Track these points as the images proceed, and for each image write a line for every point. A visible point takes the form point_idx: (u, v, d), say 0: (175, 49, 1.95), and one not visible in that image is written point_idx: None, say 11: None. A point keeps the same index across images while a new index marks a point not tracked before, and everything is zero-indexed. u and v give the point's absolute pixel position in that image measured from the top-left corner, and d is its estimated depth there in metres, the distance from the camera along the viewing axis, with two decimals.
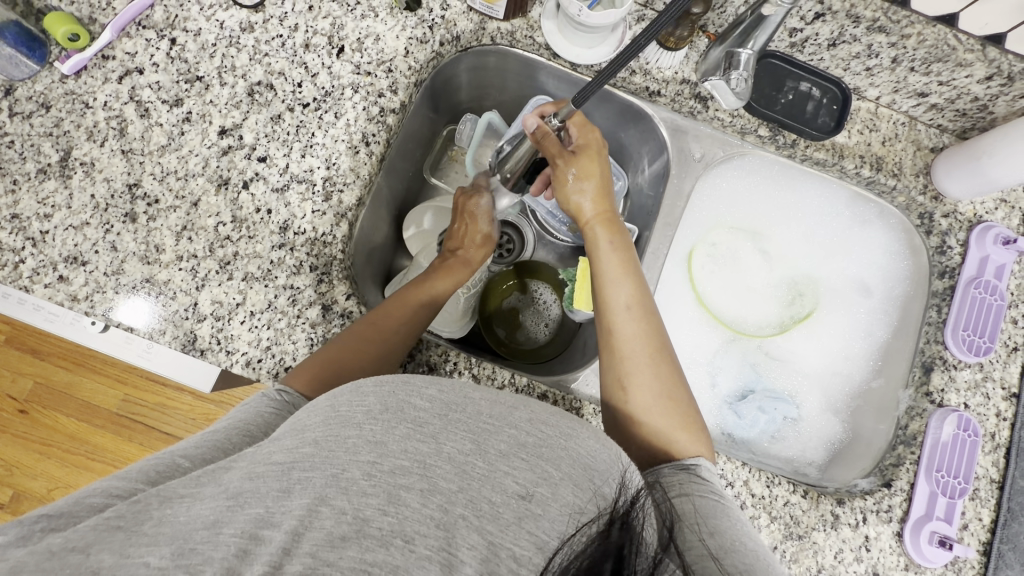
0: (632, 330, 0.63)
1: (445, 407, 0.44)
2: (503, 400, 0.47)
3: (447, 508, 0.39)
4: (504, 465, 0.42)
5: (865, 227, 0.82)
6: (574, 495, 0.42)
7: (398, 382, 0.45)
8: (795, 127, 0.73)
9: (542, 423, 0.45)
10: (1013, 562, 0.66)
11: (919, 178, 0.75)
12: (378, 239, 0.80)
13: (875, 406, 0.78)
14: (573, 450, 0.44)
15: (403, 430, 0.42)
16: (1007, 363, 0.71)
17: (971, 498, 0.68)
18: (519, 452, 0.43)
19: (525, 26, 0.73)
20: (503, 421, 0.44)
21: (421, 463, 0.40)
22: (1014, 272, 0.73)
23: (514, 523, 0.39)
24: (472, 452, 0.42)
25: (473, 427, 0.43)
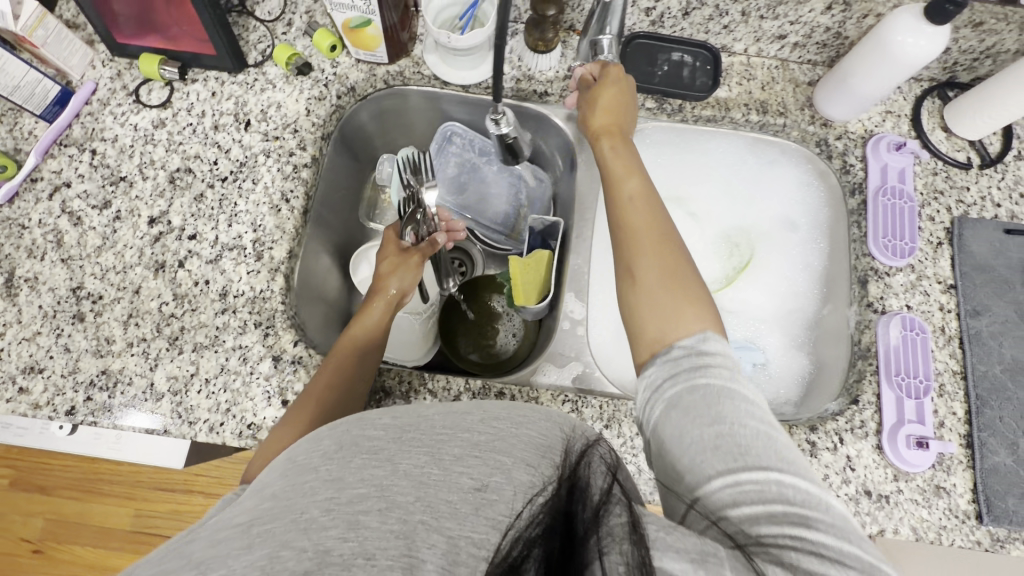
0: (642, 216, 0.59)
1: (399, 430, 0.42)
2: (455, 408, 0.44)
3: (404, 519, 0.35)
4: (457, 467, 0.39)
5: (774, 167, 0.85)
6: (527, 474, 0.38)
7: (352, 420, 0.44)
8: (677, 93, 0.78)
9: (493, 418, 0.42)
10: (998, 448, 0.67)
11: (805, 111, 0.79)
12: (329, 289, 0.83)
13: (830, 331, 0.80)
14: (530, 437, 0.41)
15: (358, 462, 0.39)
16: (937, 258, 0.74)
17: (940, 395, 0.69)
18: (474, 449, 0.40)
19: (411, 64, 0.79)
20: (456, 427, 0.42)
21: (377, 487, 0.37)
22: (916, 173, 0.77)
23: (472, 514, 0.36)
24: (427, 462, 0.39)
25: (427, 441, 0.41)
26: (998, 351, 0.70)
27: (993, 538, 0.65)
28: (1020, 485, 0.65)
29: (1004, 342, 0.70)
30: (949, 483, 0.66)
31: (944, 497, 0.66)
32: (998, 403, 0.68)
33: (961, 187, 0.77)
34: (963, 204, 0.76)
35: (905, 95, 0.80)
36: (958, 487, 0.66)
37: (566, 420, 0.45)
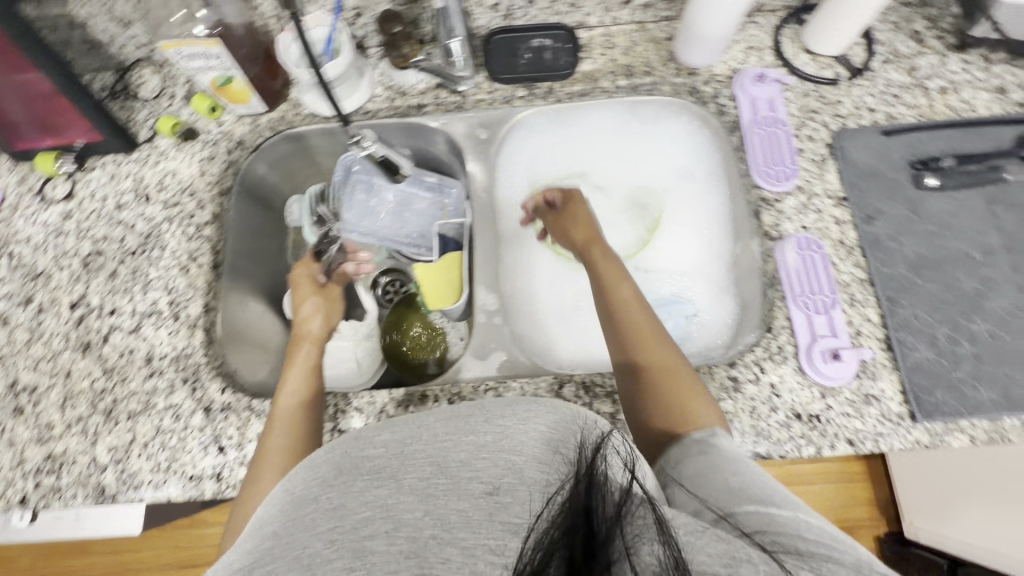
0: (642, 316, 0.66)
1: (400, 444, 0.46)
2: (456, 413, 0.48)
3: (415, 535, 0.39)
4: (466, 471, 0.42)
5: (659, 123, 0.86)
6: (540, 471, 0.41)
7: (350, 440, 0.48)
8: (542, 76, 0.82)
9: (498, 417, 0.45)
10: (917, 344, 0.67)
11: (669, 66, 0.82)
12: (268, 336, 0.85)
13: (744, 268, 0.80)
14: (536, 435, 0.44)
15: (361, 483, 0.43)
16: (823, 175, 0.75)
17: (851, 305, 0.69)
18: (481, 452, 0.43)
19: (290, 107, 0.83)
20: (459, 433, 0.45)
21: (383, 507, 0.41)
22: (786, 99, 0.78)
23: (486, 519, 0.38)
24: (432, 473, 0.42)
25: (431, 451, 0.44)
26: (899, 250, 0.70)
27: (931, 434, 0.64)
28: (945, 376, 0.65)
29: (903, 240, 0.70)
30: (878, 389, 0.66)
31: (874, 404, 0.66)
32: (908, 300, 0.68)
33: (834, 102, 0.78)
34: (839, 118, 0.77)
35: (763, 28, 0.82)
36: (888, 392, 0.66)
37: (573, 411, 0.47)
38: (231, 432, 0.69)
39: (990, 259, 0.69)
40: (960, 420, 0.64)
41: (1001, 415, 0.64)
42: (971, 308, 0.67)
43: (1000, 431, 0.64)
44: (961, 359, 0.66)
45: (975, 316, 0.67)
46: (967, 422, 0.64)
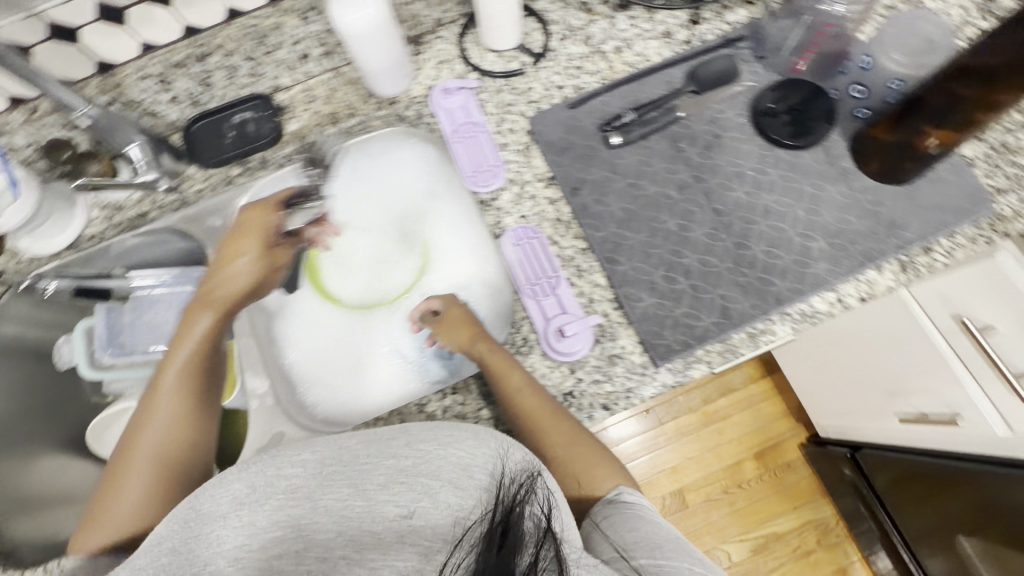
0: (543, 406, 0.63)
1: (318, 467, 0.52)
2: (384, 434, 0.55)
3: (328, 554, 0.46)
4: (384, 495, 0.49)
5: (391, 153, 0.86)
6: (455, 496, 0.48)
7: (261, 465, 0.53)
8: (249, 149, 0.82)
9: (420, 441, 0.53)
10: (641, 294, 0.70)
11: (370, 101, 0.84)
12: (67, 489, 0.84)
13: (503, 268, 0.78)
14: (453, 457, 0.51)
15: (275, 502, 0.50)
16: (529, 162, 0.78)
17: (579, 276, 0.72)
18: (399, 475, 0.50)
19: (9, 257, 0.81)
20: (383, 455, 0.52)
21: (297, 528, 0.49)
22: (482, 101, 0.81)
23: (397, 541, 0.46)
24: (349, 494, 0.50)
25: (350, 475, 0.51)
26: (608, 212, 0.74)
27: (674, 373, 0.67)
28: (670, 315, 0.68)
29: (608, 201, 0.74)
30: (619, 347, 0.68)
31: (619, 363, 0.68)
32: (624, 256, 0.72)
33: (525, 90, 0.82)
34: (532, 104, 0.81)
35: (448, 39, 0.85)
36: (628, 347, 0.68)
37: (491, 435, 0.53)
38: None
39: (684, 194, 0.73)
40: (694, 351, 0.67)
41: (727, 334, 0.67)
42: (678, 244, 0.71)
43: (732, 349, 0.67)
44: (681, 295, 0.69)
45: (683, 250, 0.71)
46: (702, 350, 0.67)
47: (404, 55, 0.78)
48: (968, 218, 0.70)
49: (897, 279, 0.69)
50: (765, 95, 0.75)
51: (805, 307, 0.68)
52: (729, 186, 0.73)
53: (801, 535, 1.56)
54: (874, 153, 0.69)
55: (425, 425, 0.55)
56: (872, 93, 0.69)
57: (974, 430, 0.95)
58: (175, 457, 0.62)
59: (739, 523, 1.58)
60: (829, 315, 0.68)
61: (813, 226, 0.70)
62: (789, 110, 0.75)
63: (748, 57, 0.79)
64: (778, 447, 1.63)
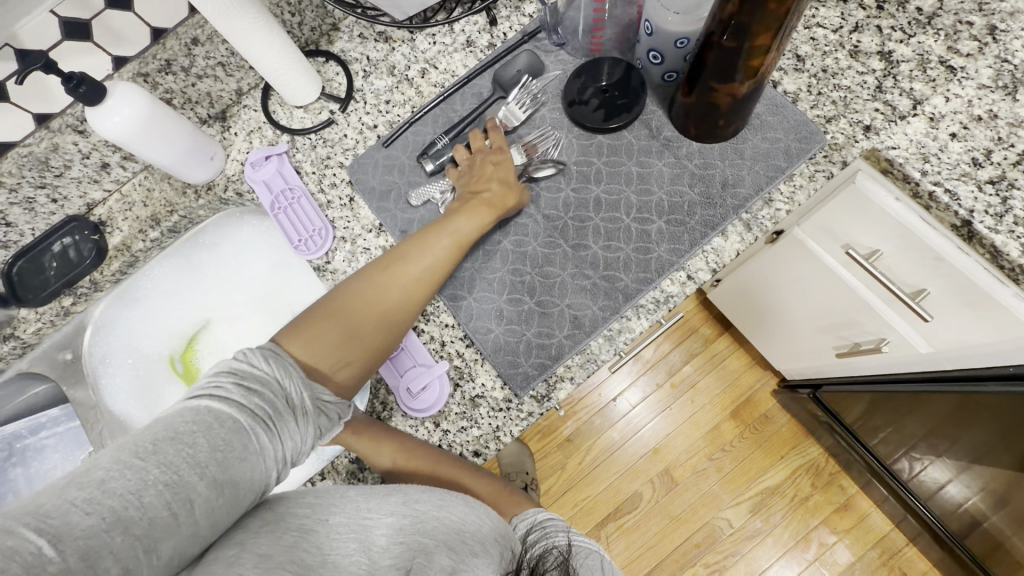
0: (427, 454, 0.61)
1: (326, 511, 0.47)
2: (376, 490, 0.51)
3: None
4: (386, 554, 0.45)
5: (228, 238, 0.84)
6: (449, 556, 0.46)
7: (279, 501, 0.47)
8: (75, 277, 0.76)
9: (415, 500, 0.51)
10: (491, 324, 0.66)
11: (188, 192, 0.78)
12: None
13: None
14: (447, 521, 0.50)
15: (292, 537, 0.43)
16: (356, 214, 0.74)
17: (427, 322, 0.68)
18: (400, 536, 0.47)
19: None
20: (383, 513, 0.49)
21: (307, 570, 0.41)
22: (298, 163, 0.77)
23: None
24: (357, 549, 0.45)
25: (352, 525, 0.47)
26: None
27: (539, 400, 0.64)
28: (522, 340, 0.65)
29: None
30: (479, 386, 0.65)
31: (482, 403, 0.65)
32: (466, 289, 0.67)
33: (338, 139, 0.77)
34: (349, 151, 0.77)
35: (254, 106, 0.79)
36: (488, 384, 0.65)
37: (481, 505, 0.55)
38: None
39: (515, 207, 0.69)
40: (554, 371, 0.64)
41: (583, 344, 0.64)
42: (517, 262, 0.67)
43: (592, 358, 0.64)
44: (530, 315, 0.65)
45: (524, 267, 0.67)
46: (563, 368, 0.64)
47: (198, 134, 0.73)
48: (800, 156, 0.68)
49: (744, 239, 0.66)
50: (572, 83, 0.71)
51: (657, 293, 0.65)
52: (557, 188, 0.69)
53: (794, 483, 1.49)
54: (688, 117, 0.66)
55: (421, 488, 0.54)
56: (668, 58, 0.66)
57: (898, 352, 0.85)
58: (372, 327, 0.57)
59: (731, 488, 1.50)
60: (684, 295, 0.65)
61: (647, 207, 0.67)
62: (599, 93, 0.71)
63: (549, 47, 0.75)
64: (752, 401, 1.55)
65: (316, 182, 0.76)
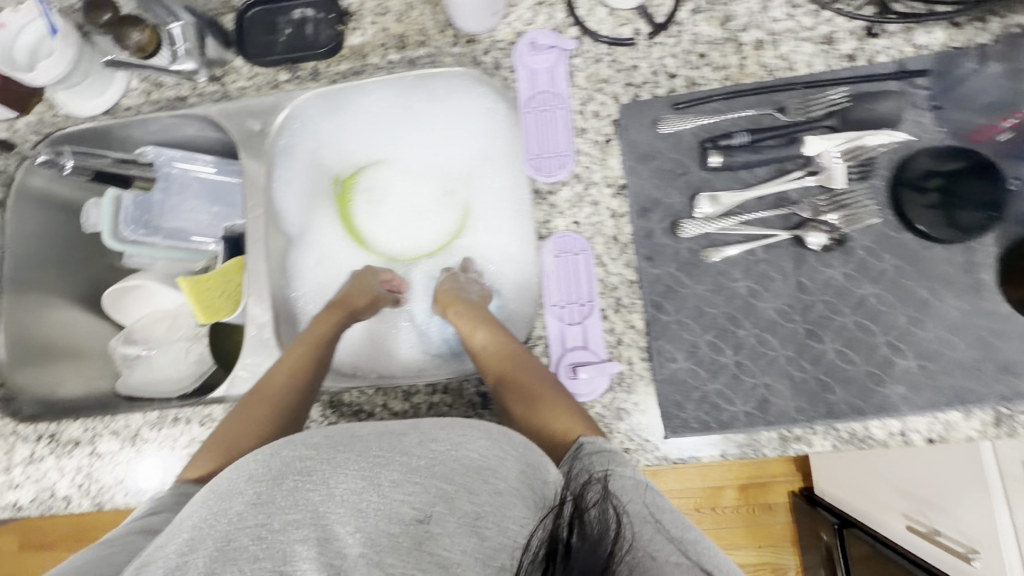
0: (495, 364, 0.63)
1: (331, 451, 0.47)
2: (391, 431, 0.51)
3: (346, 553, 0.42)
4: (399, 493, 0.44)
5: (458, 101, 0.77)
6: (470, 502, 0.45)
7: (279, 445, 0.49)
8: (300, 57, 0.72)
9: (431, 442, 0.49)
10: (676, 353, 0.60)
11: (446, 33, 0.70)
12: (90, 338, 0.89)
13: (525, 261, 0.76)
14: (467, 459, 0.48)
15: (290, 484, 0.45)
16: (605, 159, 0.66)
17: (614, 311, 0.63)
18: (414, 476, 0.46)
19: (47, 109, 0.77)
20: (393, 451, 0.48)
21: (313, 512, 0.43)
22: (574, 69, 0.68)
23: (414, 549, 0.42)
24: (364, 488, 0.44)
25: (362, 463, 0.46)
26: (673, 247, 0.62)
27: (680, 450, 0.60)
28: (699, 389, 0.60)
29: (679, 235, 0.62)
30: (632, 403, 0.61)
31: (626, 419, 0.61)
32: (673, 307, 0.61)
33: (629, 68, 0.67)
34: (632, 87, 0.67)
35: None
36: (641, 406, 0.61)
37: (502, 434, 0.52)
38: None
39: (772, 254, 0.61)
40: (711, 435, 0.59)
41: (757, 429, 0.58)
42: (741, 310, 0.60)
43: (754, 446, 0.59)
44: (721, 369, 0.60)
45: (744, 319, 0.60)
46: (722, 437, 0.59)
47: None
48: None
49: (984, 432, 0.57)
50: (920, 159, 0.59)
51: (859, 427, 0.58)
52: (827, 260, 0.60)
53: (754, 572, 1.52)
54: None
55: (437, 424, 0.53)
56: None
57: None
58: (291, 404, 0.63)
59: None
60: (884, 445, 0.58)
61: (910, 338, 0.58)
62: (945, 185, 0.58)
63: (918, 102, 0.61)
64: (767, 488, 1.53)
65: (583, 100, 0.67)
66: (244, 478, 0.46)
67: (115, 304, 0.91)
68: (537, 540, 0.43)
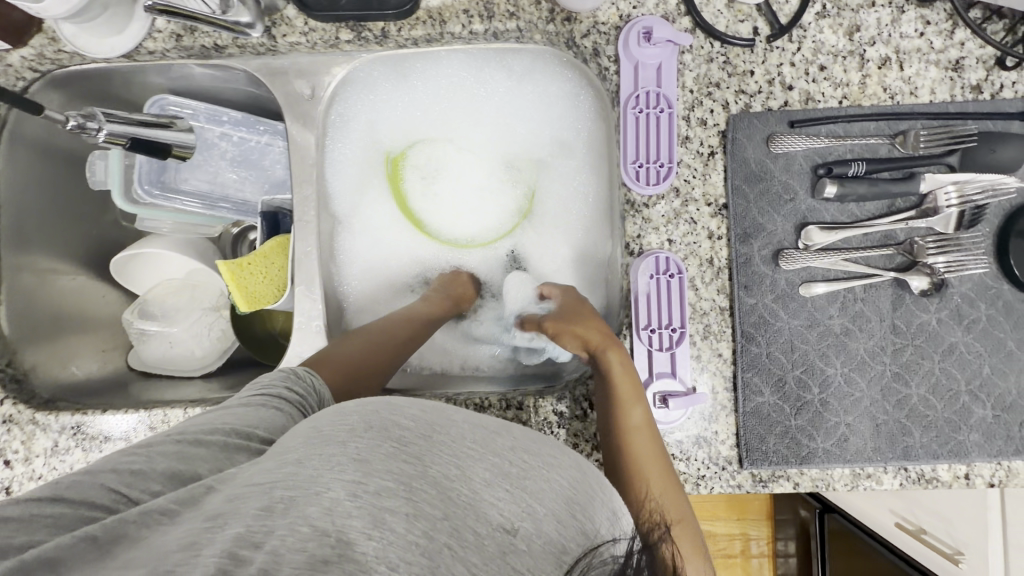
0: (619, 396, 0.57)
1: (429, 428, 0.37)
2: (484, 423, 0.41)
3: (430, 536, 0.30)
4: (488, 494, 0.34)
5: (529, 80, 0.71)
6: (558, 530, 0.33)
7: (382, 404, 0.39)
8: (369, 17, 0.60)
9: (524, 451, 0.39)
10: (762, 387, 0.59)
11: (541, 6, 0.61)
12: (99, 306, 0.81)
13: (596, 266, 0.72)
14: (559, 482, 0.37)
15: (387, 450, 0.35)
16: (707, 173, 0.61)
17: (702, 338, 0.61)
18: (504, 482, 0.35)
19: (47, 42, 0.64)
20: (484, 448, 0.37)
21: (406, 484, 0.32)
22: (682, 67, 0.61)
23: (498, 556, 0.31)
24: (457, 478, 0.34)
25: (457, 451, 0.36)
26: (771, 277, 0.60)
27: (754, 480, 0.60)
28: (782, 423, 0.59)
29: (778, 266, 0.60)
30: (710, 431, 0.60)
31: (703, 447, 0.60)
32: (765, 339, 0.60)
33: (742, 72, 0.61)
34: (744, 95, 0.61)
35: None
36: (721, 435, 0.60)
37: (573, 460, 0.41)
38: (16, 446, 0.64)
39: (871, 294, 0.59)
40: (787, 468, 0.60)
41: (833, 465, 0.59)
42: (831, 348, 0.59)
43: (826, 479, 0.60)
44: (806, 406, 0.59)
45: (834, 358, 0.59)
46: (796, 469, 0.60)
47: None
48: None
49: None
50: None
51: (926, 469, 0.60)
52: (923, 305, 0.59)
53: None
54: None
55: (527, 435, 0.42)
56: None
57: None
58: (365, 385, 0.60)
59: None
60: (947, 486, 0.60)
61: (991, 389, 0.59)
62: None
63: None
64: None
65: (689, 105, 0.61)
66: (345, 429, 0.36)
67: (123, 270, 0.81)
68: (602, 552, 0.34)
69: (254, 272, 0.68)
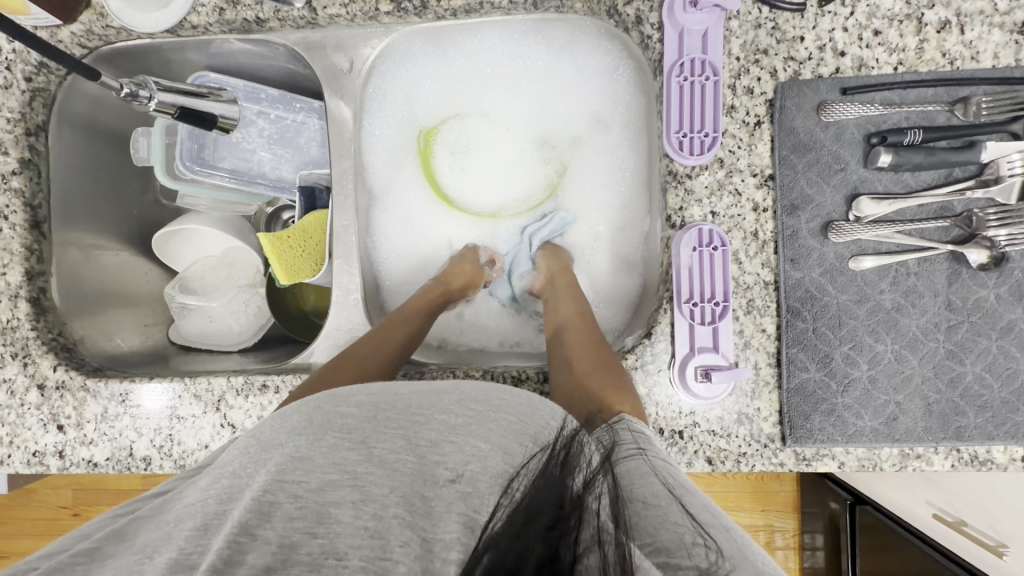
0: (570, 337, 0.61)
1: (374, 409, 0.38)
2: (433, 388, 0.42)
3: (380, 514, 0.30)
4: (436, 454, 0.34)
5: (566, 51, 0.70)
6: (505, 462, 0.34)
7: (322, 398, 0.40)
8: None
9: (471, 400, 0.39)
10: (808, 363, 0.58)
11: None
12: (141, 282, 0.83)
13: (633, 240, 0.71)
14: (506, 419, 0.38)
15: (330, 441, 0.34)
16: (752, 145, 0.59)
17: (744, 313, 0.59)
18: (450, 434, 0.35)
19: (95, 18, 0.65)
20: (432, 409, 0.38)
21: (349, 473, 0.32)
22: (729, 35, 0.59)
23: (446, 510, 0.30)
24: (403, 448, 0.34)
25: (402, 422, 0.36)
26: (819, 251, 0.58)
27: (798, 458, 0.59)
28: (828, 401, 0.58)
29: (828, 239, 0.58)
30: (753, 408, 0.59)
31: (746, 424, 0.59)
32: (812, 314, 0.58)
33: (792, 38, 0.59)
34: (794, 62, 0.59)
35: None
36: (763, 411, 0.59)
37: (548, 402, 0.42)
38: (68, 412, 0.66)
39: (925, 269, 0.57)
40: (833, 446, 0.58)
41: (880, 445, 0.57)
42: (882, 325, 0.57)
43: (873, 460, 0.58)
44: (854, 383, 0.57)
45: (885, 334, 0.57)
46: (841, 448, 0.58)
47: None
48: None
49: None
50: None
51: (980, 451, 0.57)
52: (981, 280, 0.57)
53: None
54: None
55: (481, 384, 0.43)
56: None
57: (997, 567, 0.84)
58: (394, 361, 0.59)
59: None
60: (1001, 469, 0.58)
61: None
62: None
63: None
64: None
65: (736, 73, 0.59)
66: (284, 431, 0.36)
67: (163, 249, 0.84)
68: (530, 469, 0.33)
69: (292, 246, 0.69)
